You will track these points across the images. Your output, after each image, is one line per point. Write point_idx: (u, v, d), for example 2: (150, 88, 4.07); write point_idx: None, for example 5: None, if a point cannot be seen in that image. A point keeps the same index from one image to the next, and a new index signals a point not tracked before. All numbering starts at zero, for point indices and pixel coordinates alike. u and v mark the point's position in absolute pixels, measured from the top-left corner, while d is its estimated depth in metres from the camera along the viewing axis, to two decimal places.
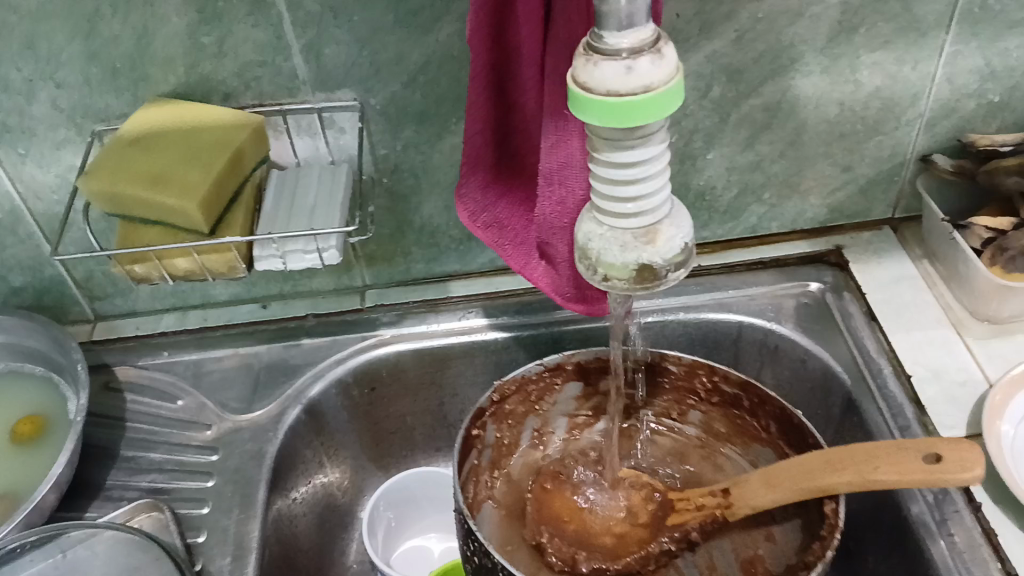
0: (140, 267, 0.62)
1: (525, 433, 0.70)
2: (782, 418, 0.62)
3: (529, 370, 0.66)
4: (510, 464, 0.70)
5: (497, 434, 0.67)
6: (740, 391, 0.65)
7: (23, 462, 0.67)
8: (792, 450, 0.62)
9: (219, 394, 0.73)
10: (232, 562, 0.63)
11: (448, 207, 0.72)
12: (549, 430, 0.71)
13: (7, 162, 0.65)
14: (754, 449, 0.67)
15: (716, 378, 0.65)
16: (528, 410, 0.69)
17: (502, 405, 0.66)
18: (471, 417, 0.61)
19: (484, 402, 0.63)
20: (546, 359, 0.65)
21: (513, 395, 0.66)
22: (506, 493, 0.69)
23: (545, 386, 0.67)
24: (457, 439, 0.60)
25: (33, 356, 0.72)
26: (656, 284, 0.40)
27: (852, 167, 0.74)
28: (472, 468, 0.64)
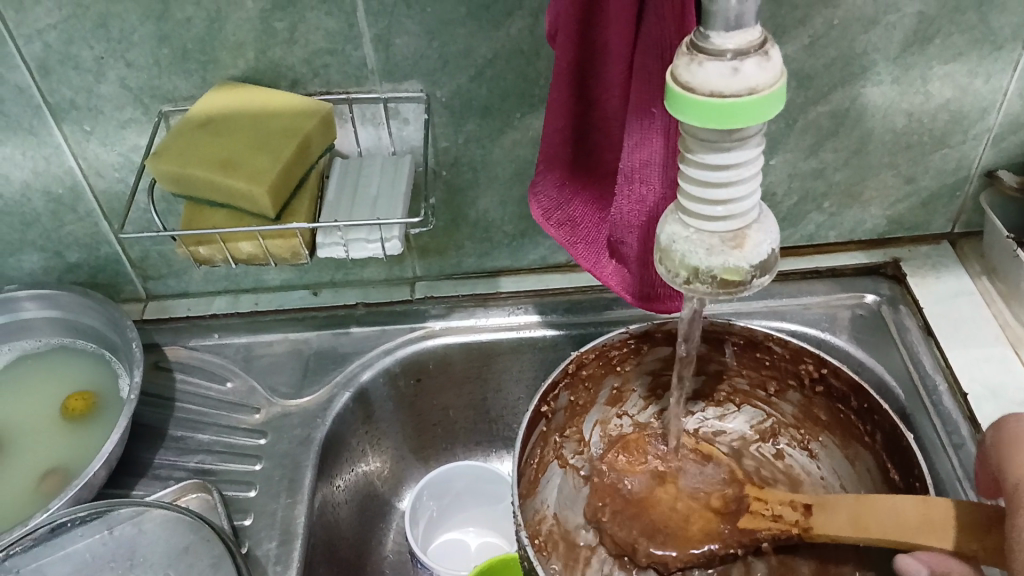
0: (204, 249, 0.62)
1: (603, 392, 0.70)
2: (890, 434, 0.60)
3: (613, 338, 0.65)
4: (583, 422, 0.71)
5: (570, 398, 0.67)
6: (850, 390, 0.63)
7: (74, 437, 0.68)
8: (894, 467, 0.61)
9: (268, 377, 0.74)
10: (278, 546, 0.63)
11: (504, 202, 0.71)
12: (628, 391, 0.71)
13: (72, 139, 0.65)
14: (852, 446, 0.66)
15: (824, 370, 0.64)
16: (608, 373, 0.68)
17: (578, 373, 0.65)
18: (542, 394, 0.61)
19: (557, 375, 0.63)
20: (632, 327, 0.65)
21: (591, 362, 0.66)
22: (575, 451, 0.71)
23: (628, 352, 0.67)
24: (525, 416, 0.60)
25: (87, 333, 0.73)
26: (740, 289, 0.40)
27: (915, 179, 0.73)
28: (541, 436, 0.65)
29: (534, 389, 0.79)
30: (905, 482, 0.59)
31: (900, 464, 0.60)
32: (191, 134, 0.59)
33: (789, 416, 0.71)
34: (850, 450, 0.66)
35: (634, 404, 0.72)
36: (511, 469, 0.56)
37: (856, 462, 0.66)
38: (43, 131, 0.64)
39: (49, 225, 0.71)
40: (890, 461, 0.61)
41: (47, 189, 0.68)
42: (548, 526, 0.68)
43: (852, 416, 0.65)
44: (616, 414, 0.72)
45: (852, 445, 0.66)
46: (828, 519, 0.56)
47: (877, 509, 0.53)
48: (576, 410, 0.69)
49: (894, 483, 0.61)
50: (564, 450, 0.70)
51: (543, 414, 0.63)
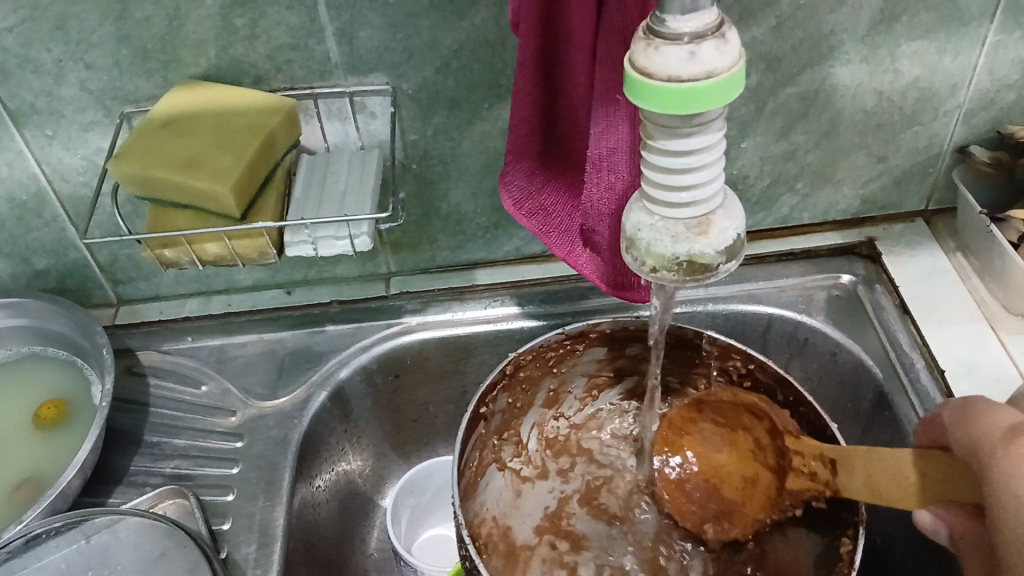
0: (171, 251, 0.61)
1: (541, 393, 0.70)
2: (816, 423, 0.60)
3: (547, 339, 0.64)
4: (522, 424, 0.70)
5: (509, 400, 0.67)
6: (776, 383, 0.63)
7: (45, 447, 0.67)
8: None
9: (243, 379, 0.73)
10: (257, 549, 0.62)
11: (475, 194, 0.71)
12: (565, 391, 0.71)
13: (33, 144, 0.64)
14: None
15: (752, 365, 0.64)
16: (544, 374, 0.68)
17: (517, 374, 0.65)
18: (483, 392, 0.61)
19: (495, 377, 0.62)
20: (568, 329, 0.64)
21: (529, 364, 0.65)
22: (512, 454, 0.70)
23: (565, 351, 0.66)
24: (464, 421, 0.59)
25: (57, 340, 0.72)
26: (706, 276, 0.39)
27: (887, 158, 0.73)
28: (480, 439, 0.64)
29: None
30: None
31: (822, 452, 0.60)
32: (153, 135, 0.58)
33: None
34: None
35: (568, 406, 0.73)
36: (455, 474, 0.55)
37: None
38: (3, 136, 0.63)
39: (14, 232, 0.70)
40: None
41: (10, 195, 0.67)
42: (487, 527, 0.67)
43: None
44: (551, 416, 0.72)
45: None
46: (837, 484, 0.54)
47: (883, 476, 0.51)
48: (514, 413, 0.69)
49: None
50: (503, 453, 0.69)
51: (483, 416, 0.63)
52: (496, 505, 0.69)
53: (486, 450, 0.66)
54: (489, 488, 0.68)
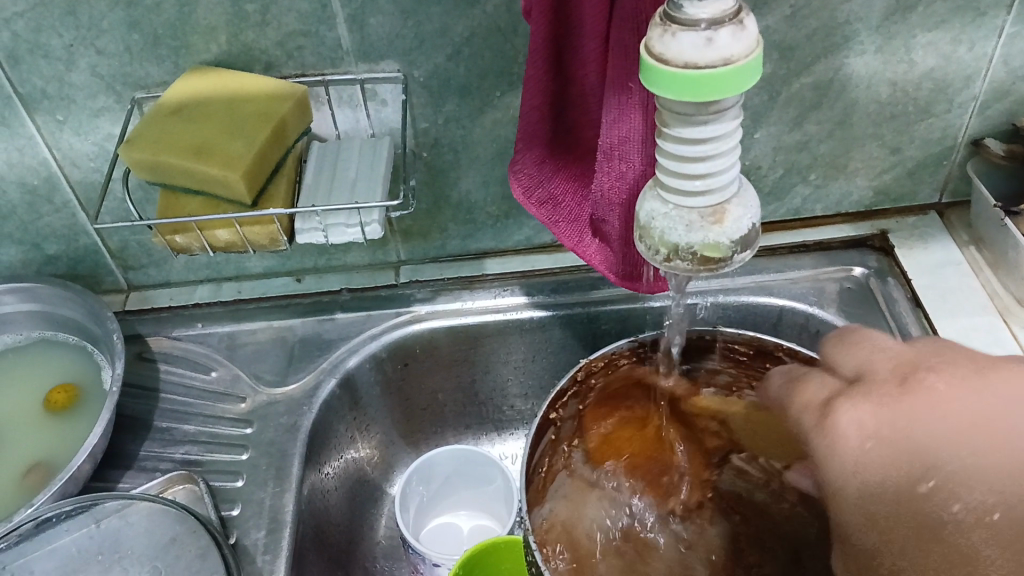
0: (181, 237, 0.61)
1: (614, 401, 0.67)
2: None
3: (621, 346, 0.62)
4: (593, 431, 0.68)
5: (578, 406, 0.65)
6: None
7: (56, 432, 0.67)
8: None
9: (253, 366, 0.73)
10: (266, 535, 0.63)
11: (486, 182, 0.70)
12: (640, 399, 0.69)
13: (45, 129, 0.64)
14: None
15: None
16: (616, 383, 0.66)
17: (586, 381, 0.63)
18: (551, 399, 0.60)
19: (565, 383, 0.61)
20: (643, 336, 0.62)
21: (601, 370, 0.64)
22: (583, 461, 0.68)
23: (639, 360, 0.64)
24: (533, 422, 0.58)
25: (68, 326, 0.72)
26: (721, 265, 0.39)
27: (901, 150, 0.72)
28: (548, 444, 0.62)
29: (522, 371, 0.78)
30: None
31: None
32: (163, 121, 0.58)
33: None
34: None
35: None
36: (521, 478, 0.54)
37: None
38: (15, 122, 0.63)
39: (25, 218, 0.70)
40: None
41: (22, 180, 0.67)
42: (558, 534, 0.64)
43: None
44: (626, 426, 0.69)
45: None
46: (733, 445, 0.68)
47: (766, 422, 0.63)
48: (583, 419, 0.67)
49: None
50: (573, 458, 0.67)
51: (551, 421, 0.61)
52: (566, 510, 0.66)
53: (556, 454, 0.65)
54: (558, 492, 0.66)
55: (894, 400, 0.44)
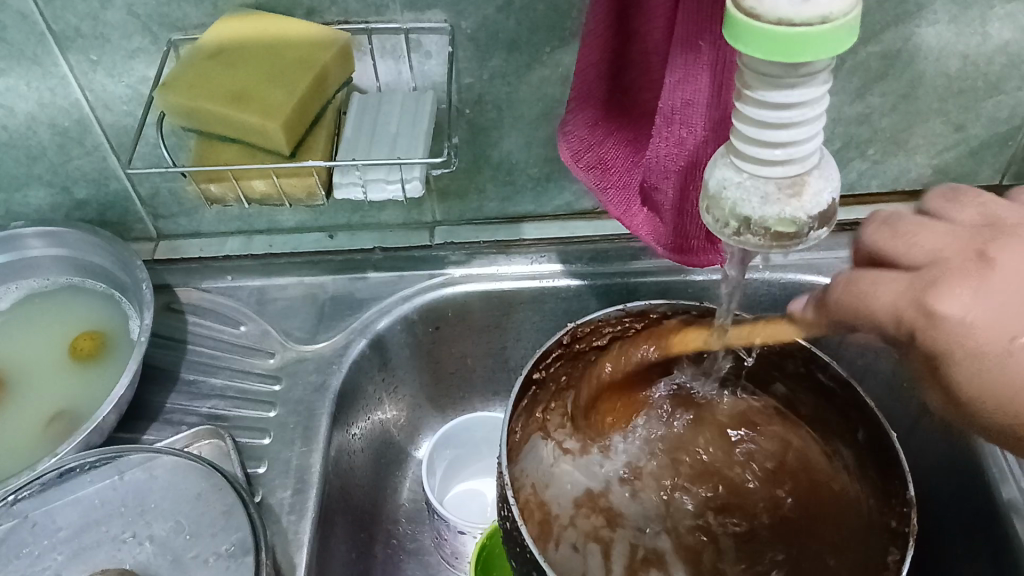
0: (216, 186, 0.59)
1: (593, 370, 0.65)
2: (874, 431, 0.57)
3: (608, 314, 0.62)
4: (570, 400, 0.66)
5: (560, 370, 0.63)
6: (837, 385, 0.60)
7: (81, 380, 0.66)
8: (874, 468, 0.58)
9: (283, 322, 0.72)
10: (293, 495, 0.61)
11: (529, 142, 0.68)
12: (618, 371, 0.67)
13: (78, 68, 0.62)
14: (834, 445, 0.63)
15: (814, 365, 0.61)
16: (599, 352, 0.64)
17: (572, 346, 0.62)
18: (537, 357, 0.59)
19: (551, 344, 0.60)
20: (629, 304, 0.61)
21: (585, 336, 0.62)
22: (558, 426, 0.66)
23: (622, 330, 0.63)
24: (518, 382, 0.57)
25: (96, 273, 0.70)
26: (793, 242, 0.36)
27: (965, 127, 0.69)
28: (528, 404, 0.61)
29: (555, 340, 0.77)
30: (882, 479, 0.57)
31: (877, 461, 0.57)
32: (201, 64, 0.56)
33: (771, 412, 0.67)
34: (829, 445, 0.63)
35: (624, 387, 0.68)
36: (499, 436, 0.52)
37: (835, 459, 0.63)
38: (48, 60, 0.61)
39: (55, 159, 0.68)
40: (869, 460, 0.58)
41: (53, 121, 0.65)
42: (526, 493, 0.62)
43: (835, 412, 0.61)
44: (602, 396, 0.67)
45: (830, 440, 0.63)
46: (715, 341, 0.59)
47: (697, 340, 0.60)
48: (561, 386, 0.65)
49: (871, 483, 0.58)
50: (550, 422, 0.65)
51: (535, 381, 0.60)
52: (537, 473, 0.64)
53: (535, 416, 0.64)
54: (533, 456, 0.64)
55: (983, 279, 0.41)
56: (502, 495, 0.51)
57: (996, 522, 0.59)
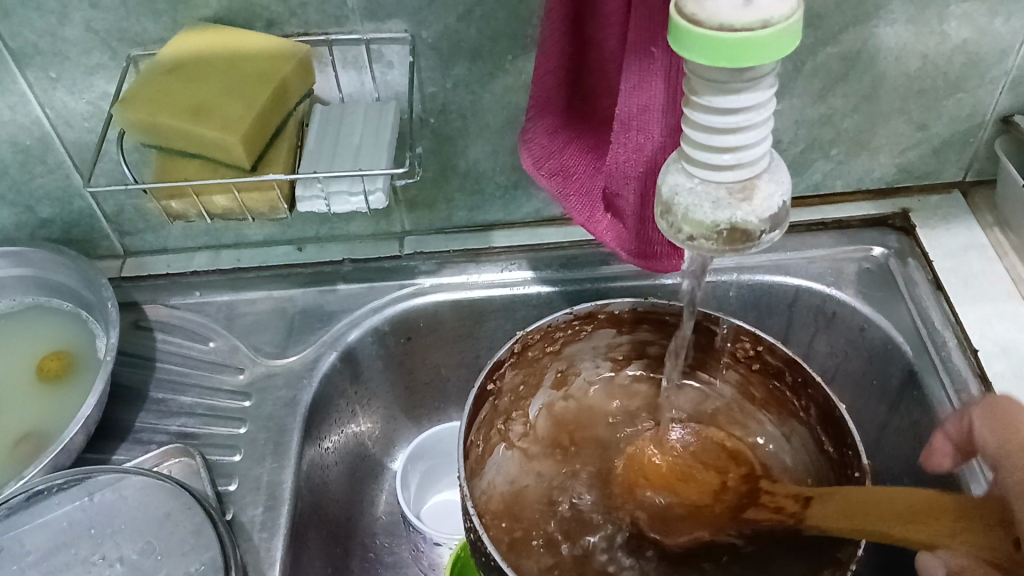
0: (178, 203, 0.58)
1: (548, 374, 0.65)
2: (825, 408, 0.57)
3: (556, 319, 0.61)
4: (529, 408, 0.66)
5: (515, 381, 0.63)
6: (784, 365, 0.59)
7: (47, 401, 0.65)
8: (830, 443, 0.58)
9: (253, 337, 0.71)
10: (264, 512, 0.61)
11: (495, 151, 0.68)
12: (574, 372, 0.67)
13: (37, 86, 0.61)
14: (789, 424, 0.62)
15: (760, 348, 0.60)
16: (552, 355, 0.64)
17: (524, 354, 0.61)
18: (488, 371, 0.57)
19: (502, 354, 0.59)
20: (577, 307, 0.61)
21: (537, 343, 0.62)
22: (521, 435, 0.66)
23: (573, 332, 0.63)
24: (469, 398, 0.56)
25: (62, 292, 0.70)
26: (747, 246, 0.36)
27: (927, 126, 0.69)
28: (487, 417, 0.60)
29: None
30: (838, 453, 0.57)
31: (832, 437, 0.57)
32: (159, 79, 0.55)
33: (727, 398, 0.66)
34: (785, 425, 0.63)
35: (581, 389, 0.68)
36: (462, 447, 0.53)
37: (793, 437, 0.62)
38: (6, 78, 0.60)
39: (18, 178, 0.67)
40: (823, 435, 0.58)
41: (14, 140, 0.64)
42: (496, 503, 0.62)
43: (785, 391, 0.61)
44: (562, 401, 0.67)
45: (785, 419, 0.63)
46: (822, 507, 0.51)
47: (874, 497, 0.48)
48: (518, 394, 0.64)
49: (829, 458, 0.58)
50: (511, 431, 0.65)
51: (490, 393, 0.59)
52: (503, 482, 0.64)
53: (496, 428, 0.63)
54: (499, 467, 0.64)
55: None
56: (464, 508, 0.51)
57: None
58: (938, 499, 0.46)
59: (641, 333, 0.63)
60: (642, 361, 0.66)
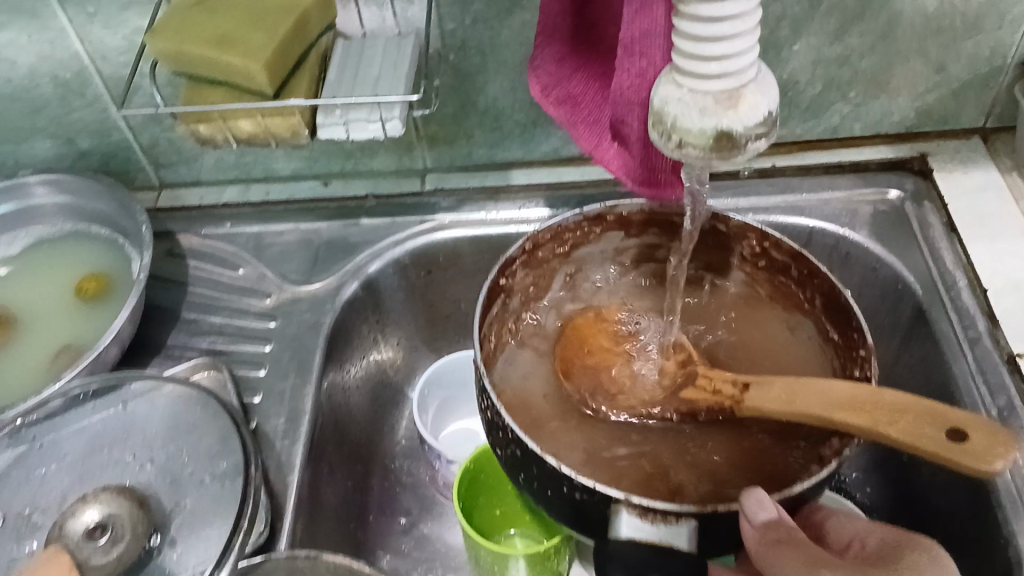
0: (205, 127, 0.60)
1: (558, 278, 0.65)
2: (832, 299, 0.54)
3: (566, 220, 0.60)
4: (540, 310, 0.65)
5: (527, 282, 0.62)
6: (791, 260, 0.57)
7: (83, 318, 0.69)
8: (836, 329, 0.54)
9: (279, 265, 0.74)
10: (285, 422, 0.65)
11: (514, 88, 0.69)
12: (584, 276, 0.66)
13: (75, 21, 0.64)
14: (796, 319, 0.59)
15: (767, 244, 0.57)
16: (562, 258, 0.63)
17: (535, 254, 0.60)
18: (500, 266, 0.57)
19: (513, 252, 0.58)
20: (586, 209, 0.60)
21: (547, 244, 0.61)
22: (533, 336, 0.65)
23: (583, 235, 0.62)
24: (482, 291, 0.55)
25: (99, 220, 0.73)
26: (734, 154, 0.38)
27: (946, 68, 0.69)
28: (499, 314, 0.60)
29: None
30: (843, 339, 0.53)
31: (838, 324, 0.54)
32: (188, 10, 0.58)
33: (737, 299, 0.63)
34: (792, 321, 0.60)
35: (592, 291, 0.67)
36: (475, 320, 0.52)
37: (798, 332, 0.59)
38: (45, 12, 0.64)
39: (58, 111, 0.71)
40: (830, 325, 0.55)
41: (54, 73, 0.68)
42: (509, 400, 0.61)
43: (792, 286, 0.58)
44: (571, 303, 0.67)
45: (792, 314, 0.60)
46: (760, 393, 0.51)
47: (811, 386, 0.47)
48: (529, 295, 0.64)
49: (835, 347, 0.55)
50: (523, 331, 0.64)
51: (502, 289, 0.59)
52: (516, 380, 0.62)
53: (507, 325, 0.62)
54: (512, 366, 0.62)
55: None
56: (482, 387, 0.52)
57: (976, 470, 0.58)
58: (873, 396, 0.44)
59: (648, 236, 0.63)
60: (651, 265, 0.65)
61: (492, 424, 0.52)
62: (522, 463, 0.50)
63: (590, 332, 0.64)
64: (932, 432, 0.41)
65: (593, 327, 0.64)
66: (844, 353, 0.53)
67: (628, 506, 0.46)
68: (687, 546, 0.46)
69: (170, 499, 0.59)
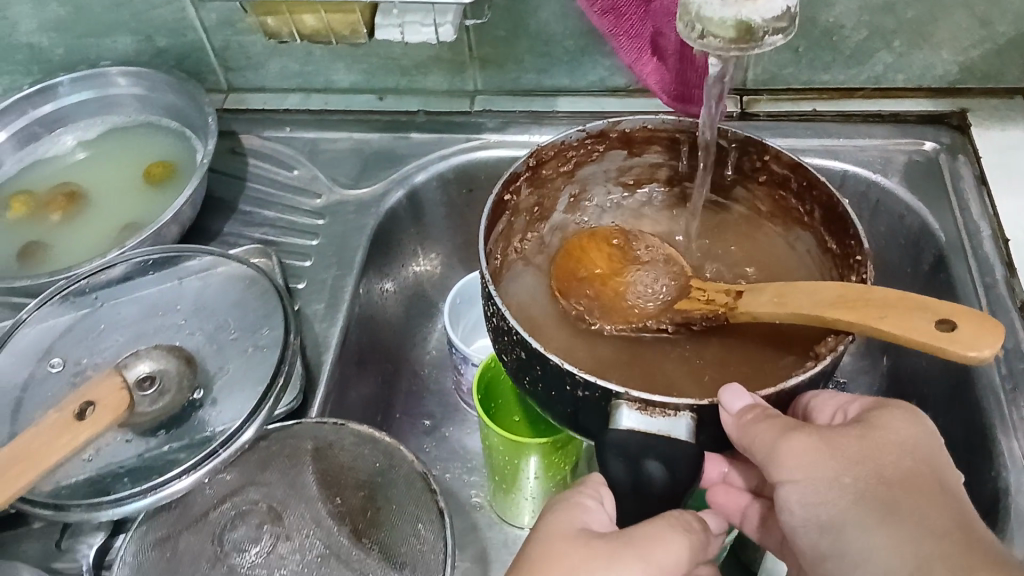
0: (273, 20, 0.65)
1: (562, 198, 0.68)
2: (829, 207, 0.55)
3: (569, 137, 0.62)
4: (545, 229, 0.69)
5: (530, 199, 0.65)
6: (790, 172, 0.58)
7: (150, 200, 0.75)
8: (832, 238, 0.57)
9: (332, 169, 0.79)
10: (325, 307, 0.70)
11: (566, 13, 0.72)
12: (587, 196, 0.70)
13: None
14: (795, 232, 0.62)
15: (767, 157, 0.59)
16: (566, 176, 0.66)
17: (539, 171, 0.63)
18: (505, 179, 0.58)
19: (518, 166, 0.60)
20: (588, 126, 0.61)
21: (552, 161, 0.63)
22: (538, 253, 0.68)
23: (586, 153, 0.64)
24: (487, 204, 0.57)
25: (170, 112, 0.79)
26: (752, 47, 0.41)
27: (992, 23, 0.70)
28: (504, 228, 0.63)
29: None
30: (840, 247, 0.56)
31: (835, 233, 0.56)
32: None
33: (738, 216, 0.67)
34: (792, 234, 0.63)
35: (594, 209, 0.71)
36: (479, 233, 0.54)
37: (797, 245, 0.63)
38: None
39: (140, 7, 0.76)
40: (827, 234, 0.57)
41: None
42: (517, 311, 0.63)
43: (791, 199, 0.60)
44: (574, 223, 0.70)
45: (791, 228, 0.63)
46: (754, 297, 0.54)
47: (802, 290, 0.51)
48: (535, 213, 0.67)
49: (831, 255, 0.58)
50: (528, 248, 0.67)
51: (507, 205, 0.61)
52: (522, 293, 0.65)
53: (511, 243, 0.66)
54: (517, 280, 0.65)
55: None
56: (486, 295, 0.52)
57: (974, 406, 0.60)
58: (864, 295, 0.48)
59: (651, 154, 0.65)
60: (654, 185, 0.68)
61: (496, 333, 0.54)
62: (527, 366, 0.50)
63: (587, 247, 0.65)
64: (922, 321, 0.45)
65: (591, 241, 0.66)
66: (840, 262, 0.56)
67: (629, 401, 0.45)
68: (687, 438, 0.45)
69: (215, 364, 0.64)
